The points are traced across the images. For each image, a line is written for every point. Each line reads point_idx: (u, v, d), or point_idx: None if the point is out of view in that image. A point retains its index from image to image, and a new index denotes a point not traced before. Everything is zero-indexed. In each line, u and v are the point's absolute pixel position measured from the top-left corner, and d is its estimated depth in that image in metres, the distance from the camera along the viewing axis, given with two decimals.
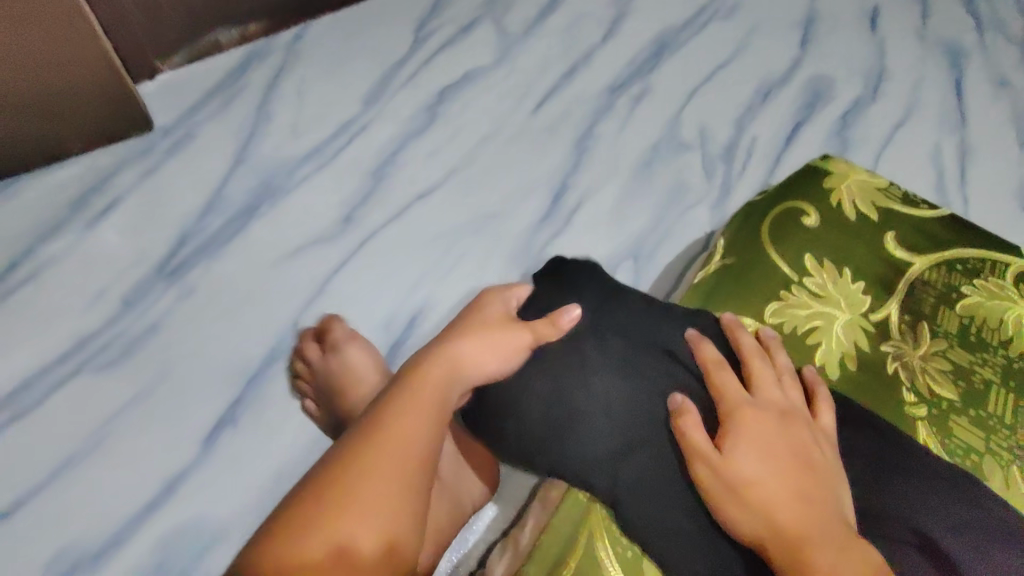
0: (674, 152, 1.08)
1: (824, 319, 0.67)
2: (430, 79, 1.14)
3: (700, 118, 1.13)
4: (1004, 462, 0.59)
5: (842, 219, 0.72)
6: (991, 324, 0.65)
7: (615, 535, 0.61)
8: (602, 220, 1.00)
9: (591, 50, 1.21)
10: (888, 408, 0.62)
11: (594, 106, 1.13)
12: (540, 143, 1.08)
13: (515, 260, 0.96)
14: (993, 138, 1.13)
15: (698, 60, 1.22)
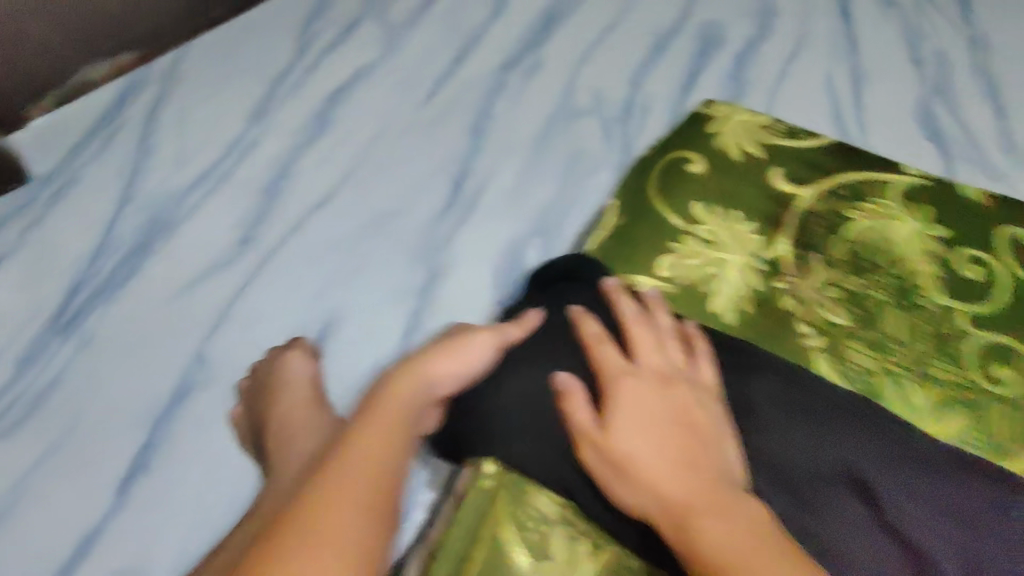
0: (571, 119, 1.08)
1: (718, 265, 0.66)
2: (317, 85, 1.11)
3: (594, 83, 1.13)
4: (900, 378, 0.60)
5: (729, 164, 0.72)
6: (877, 246, 0.65)
7: (521, 519, 0.58)
8: (505, 198, 0.99)
9: (478, 32, 1.19)
10: (786, 346, 0.62)
11: (486, 87, 1.12)
12: (438, 133, 1.06)
13: (423, 256, 0.93)
14: (881, 60, 1.15)
15: (587, 28, 1.21)
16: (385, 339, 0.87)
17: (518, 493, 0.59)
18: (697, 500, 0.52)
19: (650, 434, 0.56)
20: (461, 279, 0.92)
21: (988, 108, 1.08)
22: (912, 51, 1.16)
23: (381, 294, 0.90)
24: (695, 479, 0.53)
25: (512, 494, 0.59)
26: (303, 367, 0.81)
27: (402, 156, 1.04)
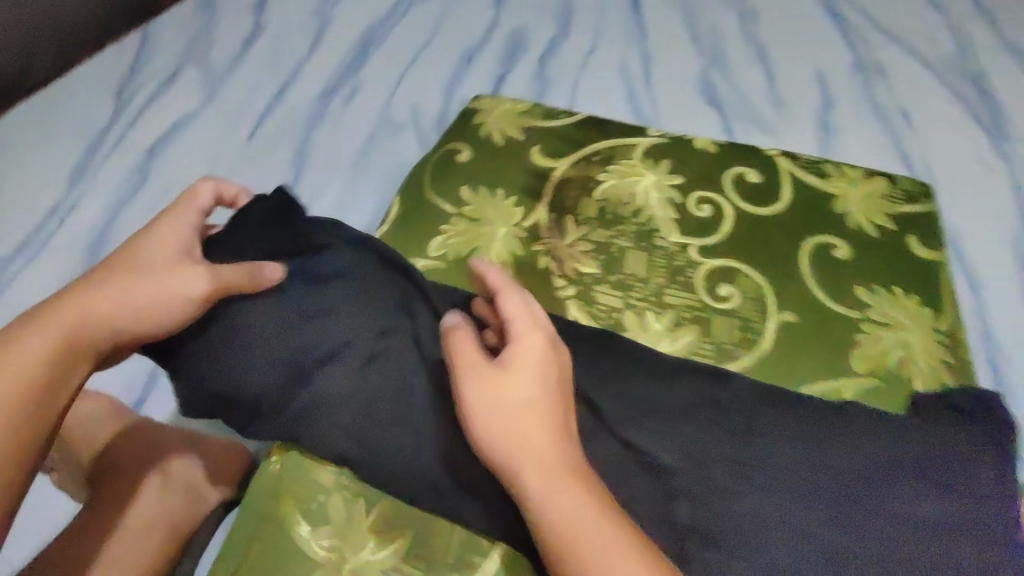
0: (392, 135, 1.13)
1: (482, 238, 0.68)
2: (140, 136, 1.12)
3: (411, 97, 1.18)
4: (647, 313, 0.63)
5: (493, 148, 0.76)
6: (623, 200, 0.71)
7: (308, 513, 0.52)
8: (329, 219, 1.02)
9: (297, 65, 1.23)
10: (543, 301, 0.64)
11: (307, 115, 1.15)
12: (264, 166, 1.09)
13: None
14: (667, 42, 1.26)
15: (402, 49, 1.26)
16: None
17: (303, 475, 0.53)
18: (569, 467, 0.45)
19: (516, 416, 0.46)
20: None
21: (759, 76, 1.20)
22: (693, 30, 1.28)
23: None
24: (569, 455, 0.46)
25: (299, 477, 0.53)
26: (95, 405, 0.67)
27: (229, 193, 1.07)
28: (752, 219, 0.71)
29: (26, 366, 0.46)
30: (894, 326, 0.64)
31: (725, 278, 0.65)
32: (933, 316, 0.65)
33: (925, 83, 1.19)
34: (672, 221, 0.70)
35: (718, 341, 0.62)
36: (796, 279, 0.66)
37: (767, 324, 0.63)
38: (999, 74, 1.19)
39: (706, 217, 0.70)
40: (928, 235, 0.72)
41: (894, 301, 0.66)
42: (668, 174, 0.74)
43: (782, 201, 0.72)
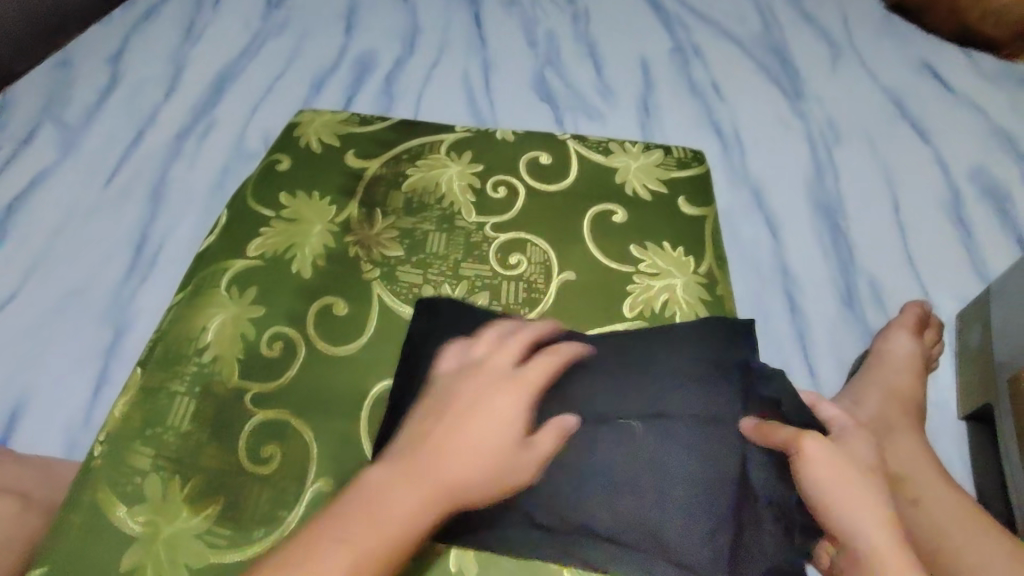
0: (248, 161, 1.12)
1: (298, 237, 0.75)
2: (1, 193, 1.04)
3: (263, 126, 1.18)
4: (441, 284, 0.71)
5: (313, 156, 0.83)
6: (428, 189, 0.80)
7: (126, 480, 0.57)
8: (187, 248, 1.00)
9: (155, 109, 1.18)
10: (351, 283, 0.71)
11: (165, 153, 1.12)
12: (122, 208, 1.04)
13: (108, 315, 0.90)
14: (507, 52, 1.33)
15: (256, 71, 1.26)
16: (74, 404, 0.83)
17: (119, 461, 0.58)
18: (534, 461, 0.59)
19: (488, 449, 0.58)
20: (145, 328, 0.90)
21: (589, 72, 1.29)
22: (529, 34, 1.36)
23: (62, 363, 0.86)
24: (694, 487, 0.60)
25: (121, 450, 0.59)
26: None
27: (86, 237, 0.99)
28: (543, 195, 0.80)
29: (376, 525, 0.52)
30: (662, 275, 0.74)
31: (516, 248, 0.75)
32: (695, 262, 0.76)
33: (737, 60, 1.30)
34: (472, 203, 0.79)
35: (506, 302, 0.71)
36: (578, 243, 0.76)
37: (550, 284, 0.72)
38: (800, 47, 1.32)
39: (502, 197, 0.80)
40: (696, 195, 0.82)
41: (662, 254, 0.76)
42: (471, 163, 0.83)
43: (570, 177, 0.82)
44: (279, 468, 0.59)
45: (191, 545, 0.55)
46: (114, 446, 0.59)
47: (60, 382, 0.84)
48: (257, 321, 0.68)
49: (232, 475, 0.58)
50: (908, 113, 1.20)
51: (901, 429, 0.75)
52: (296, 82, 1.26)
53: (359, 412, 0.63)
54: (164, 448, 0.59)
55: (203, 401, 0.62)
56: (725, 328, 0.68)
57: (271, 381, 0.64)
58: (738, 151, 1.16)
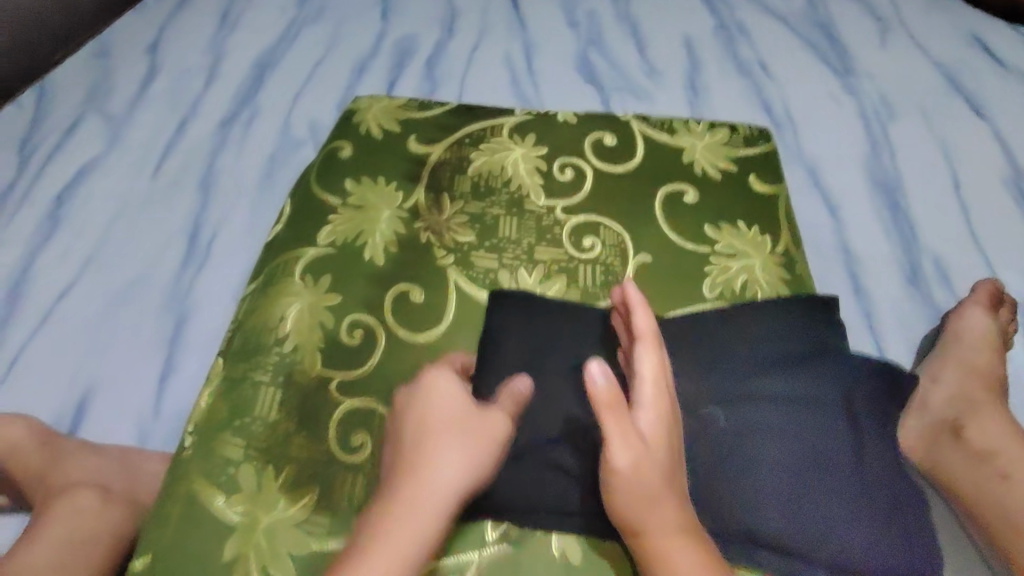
0: (291, 150, 1.08)
1: (368, 224, 0.73)
2: (48, 183, 1.00)
3: (308, 111, 1.14)
4: (515, 269, 0.70)
5: (374, 142, 0.82)
6: (494, 173, 0.78)
7: (221, 471, 0.57)
8: (242, 237, 0.96)
9: (197, 96, 1.14)
10: (426, 269, 0.70)
11: (210, 145, 1.07)
12: (172, 198, 1.01)
13: (168, 307, 0.88)
14: (548, 35, 1.30)
15: (296, 55, 1.23)
16: (141, 398, 0.81)
17: (208, 448, 0.58)
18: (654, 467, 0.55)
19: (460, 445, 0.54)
20: (206, 319, 0.88)
21: (634, 53, 1.27)
22: (570, 15, 1.34)
23: (125, 357, 0.84)
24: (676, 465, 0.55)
25: (213, 437, 0.59)
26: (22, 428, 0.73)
27: (139, 228, 0.97)
28: (611, 177, 0.79)
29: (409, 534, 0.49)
30: (739, 255, 0.73)
31: (589, 231, 0.73)
32: (771, 243, 0.74)
33: (784, 38, 1.27)
34: (540, 186, 0.77)
35: (583, 286, 0.70)
36: (651, 224, 0.75)
37: (626, 267, 0.71)
38: (848, 23, 1.29)
39: (570, 180, 0.78)
40: (766, 172, 0.81)
41: (737, 234, 0.74)
42: (534, 146, 0.82)
43: (636, 157, 0.81)
44: (370, 455, 0.59)
45: (291, 535, 0.55)
46: (206, 433, 0.59)
47: (126, 374, 0.83)
48: (335, 310, 0.67)
49: (324, 463, 0.58)
50: (963, 87, 1.17)
51: (986, 406, 0.73)
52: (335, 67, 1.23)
53: None
54: (255, 438, 0.59)
55: (287, 390, 0.61)
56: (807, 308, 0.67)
57: (354, 369, 0.63)
58: (791, 130, 1.13)
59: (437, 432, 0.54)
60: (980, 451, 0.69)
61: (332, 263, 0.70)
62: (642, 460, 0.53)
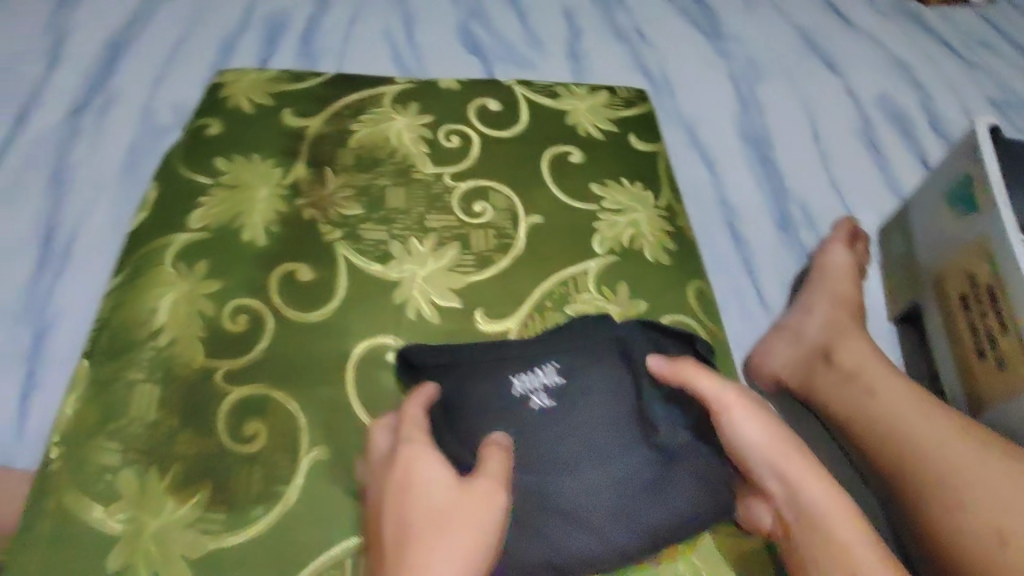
0: (155, 139, 0.98)
1: (244, 204, 0.69)
2: None
3: (172, 96, 1.03)
4: (408, 243, 0.68)
5: (242, 119, 0.76)
6: (378, 143, 0.76)
7: (103, 481, 0.51)
8: (107, 234, 0.88)
9: (38, 83, 1.00)
10: (313, 252, 0.66)
11: (57, 137, 0.95)
12: (19, 198, 0.89)
13: (24, 318, 0.79)
14: (430, 4, 1.23)
15: (154, 33, 1.10)
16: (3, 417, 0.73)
17: (78, 459, 0.52)
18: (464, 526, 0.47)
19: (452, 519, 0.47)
20: (74, 325, 0.80)
21: (516, 20, 1.24)
22: None
23: None
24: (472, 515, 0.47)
25: (89, 443, 0.53)
26: None
27: None
28: (499, 141, 0.79)
29: None
30: (625, 211, 0.75)
31: (479, 196, 0.73)
32: (653, 196, 0.77)
33: (657, 4, 1.30)
34: (427, 154, 0.76)
35: (477, 250, 0.69)
36: (539, 187, 0.75)
37: (518, 228, 0.71)
38: None
39: (457, 146, 0.77)
40: (647, 131, 0.83)
41: (621, 190, 0.77)
42: (419, 114, 0.80)
43: (521, 122, 0.81)
44: (266, 444, 0.55)
45: (184, 537, 0.50)
46: (76, 441, 0.53)
47: None
48: (214, 296, 0.62)
49: (217, 457, 0.54)
50: (822, 51, 1.25)
51: (852, 330, 0.78)
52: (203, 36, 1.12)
53: (345, 372, 0.60)
54: (135, 439, 0.53)
55: (166, 385, 0.56)
56: (683, 277, 0.71)
57: (242, 356, 0.59)
58: (673, 93, 1.17)
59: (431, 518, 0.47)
60: (849, 376, 0.75)
61: (214, 253, 0.65)
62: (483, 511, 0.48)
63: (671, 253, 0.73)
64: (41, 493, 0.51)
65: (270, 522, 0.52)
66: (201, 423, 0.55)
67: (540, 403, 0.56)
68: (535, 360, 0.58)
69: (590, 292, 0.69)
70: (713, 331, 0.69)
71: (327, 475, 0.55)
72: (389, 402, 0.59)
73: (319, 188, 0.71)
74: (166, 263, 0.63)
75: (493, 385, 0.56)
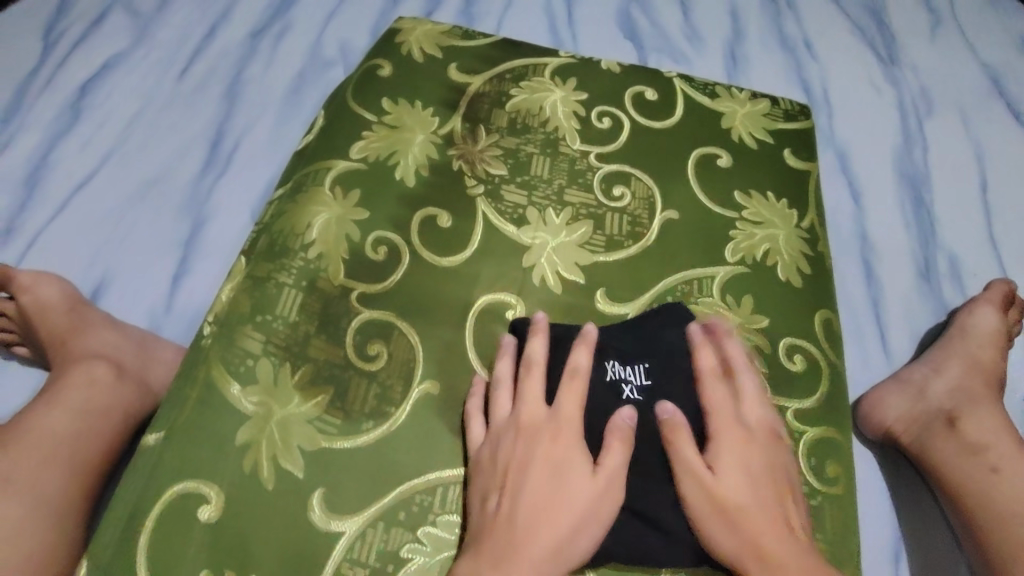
0: (321, 71, 1.04)
1: (401, 145, 0.73)
2: (75, 72, 0.98)
3: (341, 32, 1.09)
4: (543, 211, 0.71)
5: (413, 66, 0.81)
6: (532, 112, 0.78)
7: (242, 363, 0.57)
8: (265, 148, 0.95)
9: (231, 2, 1.10)
10: (455, 200, 0.70)
11: (238, 55, 1.04)
12: (200, 104, 0.98)
13: (185, 209, 0.88)
14: None
15: None
16: (157, 290, 0.82)
17: (228, 341, 0.58)
18: (560, 466, 0.53)
19: (550, 463, 0.53)
20: (226, 225, 0.88)
21: (679, 14, 1.21)
22: None
23: (146, 252, 0.84)
24: (565, 459, 0.53)
25: (238, 328, 0.59)
26: (55, 290, 0.73)
27: (163, 130, 0.95)
28: (649, 131, 0.79)
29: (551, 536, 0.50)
30: (764, 224, 0.73)
31: (620, 181, 0.74)
32: (797, 216, 0.75)
33: (832, 22, 1.23)
34: (577, 130, 0.77)
35: (610, 233, 0.70)
36: (682, 183, 0.75)
37: (653, 220, 0.72)
38: (902, 19, 1.24)
39: (607, 128, 0.78)
40: (802, 148, 0.81)
41: (765, 203, 0.75)
42: (575, 91, 0.81)
43: (675, 116, 0.80)
44: (385, 366, 0.60)
45: (303, 430, 0.56)
46: (228, 324, 0.59)
47: (141, 267, 0.83)
48: (361, 224, 0.67)
49: (341, 367, 0.59)
50: (1008, 99, 1.14)
51: (982, 401, 0.75)
52: None
53: (466, 320, 0.63)
54: (275, 335, 0.59)
55: (308, 295, 0.62)
56: (810, 304, 0.69)
57: (377, 283, 0.64)
58: (831, 116, 1.12)
59: (531, 460, 0.53)
60: (968, 448, 0.71)
61: (368, 184, 0.69)
62: (571, 453, 0.54)
63: (804, 277, 0.71)
64: (196, 362, 0.57)
65: (378, 437, 0.56)
66: (333, 334, 0.60)
67: (630, 394, 0.57)
68: (628, 355, 0.59)
69: (713, 297, 0.68)
70: (832, 364, 0.66)
71: (433, 409, 0.58)
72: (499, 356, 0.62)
73: (472, 145, 0.74)
74: (324, 184, 0.69)
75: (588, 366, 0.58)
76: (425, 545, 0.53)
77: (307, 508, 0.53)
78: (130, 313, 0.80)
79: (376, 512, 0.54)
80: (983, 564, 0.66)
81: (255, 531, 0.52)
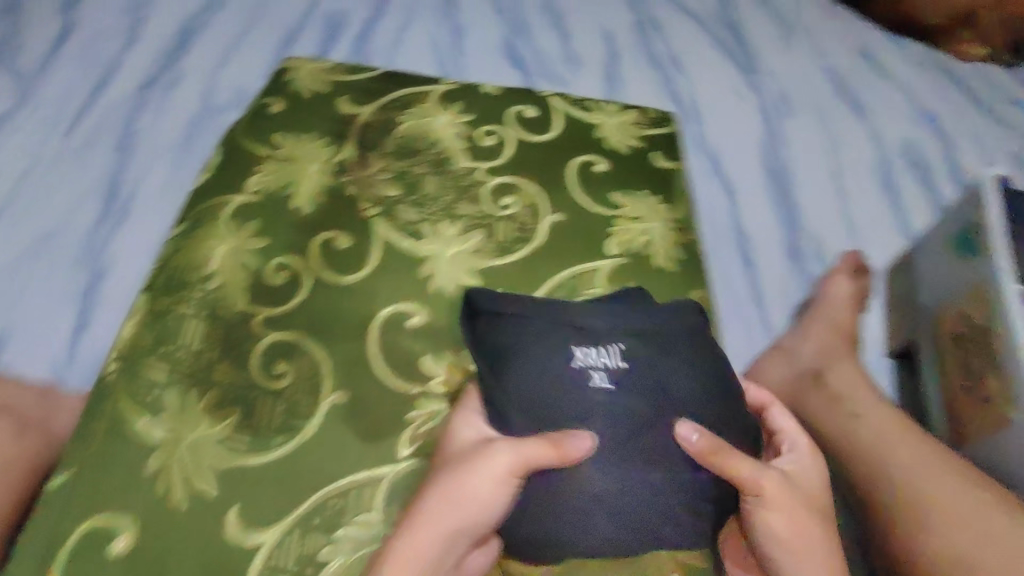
0: (214, 115, 1.06)
1: (294, 176, 0.76)
2: None
3: (232, 78, 1.12)
4: (435, 225, 0.75)
5: (301, 102, 0.84)
6: (419, 135, 0.83)
7: (147, 395, 0.58)
8: (164, 195, 0.96)
9: (116, 57, 1.10)
10: (350, 222, 0.73)
11: (128, 107, 1.04)
12: (90, 156, 0.98)
13: (82, 260, 0.87)
14: (479, 18, 1.31)
15: (223, 20, 1.19)
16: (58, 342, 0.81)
17: (131, 375, 0.59)
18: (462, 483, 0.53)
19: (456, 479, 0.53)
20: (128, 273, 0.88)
21: (557, 41, 1.31)
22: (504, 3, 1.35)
23: (43, 306, 0.83)
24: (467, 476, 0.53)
25: (141, 364, 0.60)
26: None
27: (53, 185, 0.94)
28: (530, 144, 0.85)
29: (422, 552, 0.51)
30: (640, 220, 0.81)
31: (506, 191, 0.80)
32: (668, 209, 0.83)
33: (694, 39, 1.36)
34: (462, 149, 0.83)
35: (499, 239, 0.75)
36: (562, 189, 0.81)
37: (539, 224, 0.78)
38: (755, 32, 1.38)
39: (491, 144, 0.84)
40: (669, 149, 0.89)
41: (639, 201, 0.82)
42: (458, 114, 0.87)
43: (552, 130, 0.87)
44: (291, 382, 0.62)
45: (213, 452, 0.57)
46: (129, 359, 0.60)
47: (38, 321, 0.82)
48: (260, 253, 0.69)
49: (247, 388, 0.61)
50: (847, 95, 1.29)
51: (844, 358, 0.84)
52: (265, 26, 1.21)
53: (367, 332, 0.66)
54: (179, 365, 0.61)
55: (211, 324, 0.63)
56: (687, 285, 0.76)
57: (279, 306, 0.66)
58: (700, 122, 1.23)
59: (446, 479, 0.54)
60: (834, 399, 0.80)
61: (264, 215, 0.72)
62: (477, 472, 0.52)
63: (679, 263, 0.78)
64: (100, 400, 0.58)
65: (288, 450, 0.58)
66: (238, 358, 0.62)
67: (600, 380, 0.54)
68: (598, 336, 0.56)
69: (599, 287, 0.74)
70: None
71: (342, 418, 0.61)
72: (404, 362, 0.65)
73: (363, 170, 0.78)
74: (220, 219, 0.71)
75: (550, 349, 0.55)
76: (343, 545, 0.55)
77: (222, 525, 0.54)
78: (29, 367, 0.78)
79: (292, 520, 0.56)
80: (856, 500, 0.74)
81: (172, 553, 0.53)
